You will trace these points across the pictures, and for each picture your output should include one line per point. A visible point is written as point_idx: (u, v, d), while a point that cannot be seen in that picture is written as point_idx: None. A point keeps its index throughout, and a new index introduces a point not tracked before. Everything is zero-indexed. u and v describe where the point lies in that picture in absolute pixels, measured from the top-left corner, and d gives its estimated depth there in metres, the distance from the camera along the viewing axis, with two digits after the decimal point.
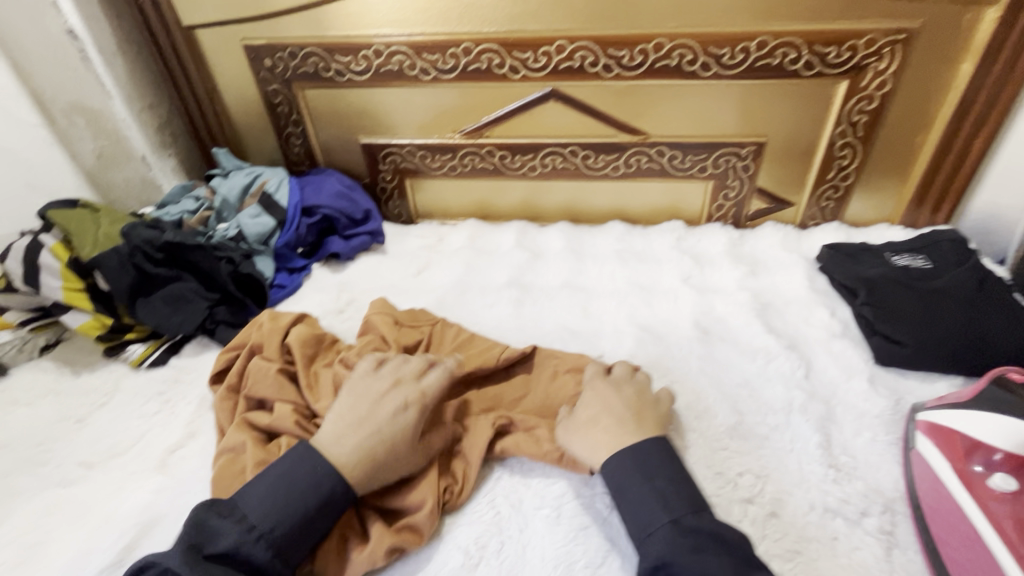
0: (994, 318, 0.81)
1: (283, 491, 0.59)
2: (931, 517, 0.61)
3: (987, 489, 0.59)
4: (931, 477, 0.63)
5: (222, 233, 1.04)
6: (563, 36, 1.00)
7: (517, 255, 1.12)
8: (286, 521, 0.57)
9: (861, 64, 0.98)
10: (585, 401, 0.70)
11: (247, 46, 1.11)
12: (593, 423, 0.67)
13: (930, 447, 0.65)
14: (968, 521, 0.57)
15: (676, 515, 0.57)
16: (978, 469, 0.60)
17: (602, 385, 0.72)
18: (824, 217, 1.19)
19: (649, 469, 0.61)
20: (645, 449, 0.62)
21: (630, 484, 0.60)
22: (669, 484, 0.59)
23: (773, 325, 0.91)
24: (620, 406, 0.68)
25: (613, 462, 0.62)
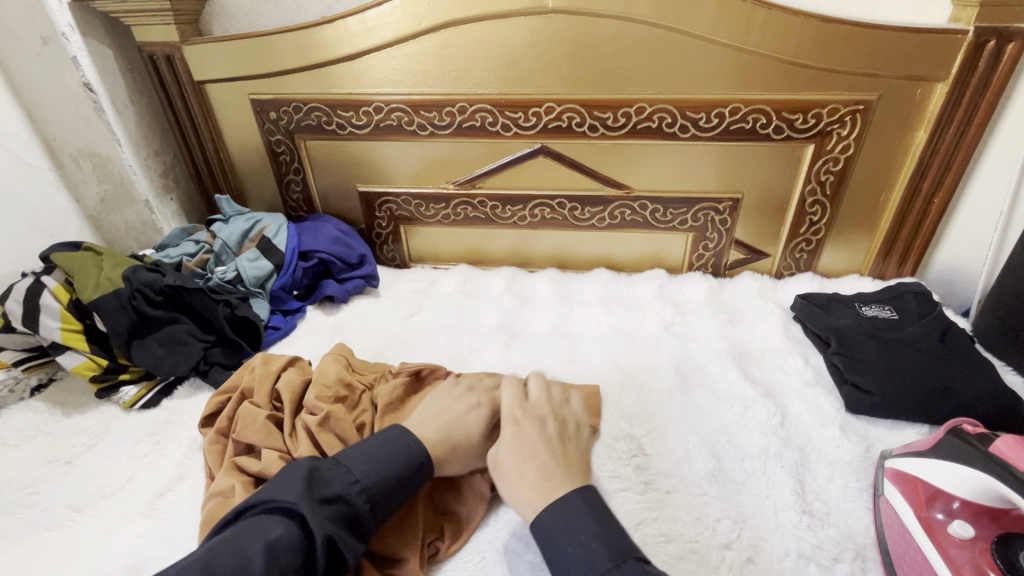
0: (955, 369, 0.86)
1: (380, 456, 0.64)
2: (899, 563, 0.63)
3: (948, 536, 0.62)
4: (898, 523, 0.66)
5: (220, 276, 1.07)
6: (551, 99, 1.08)
7: (506, 300, 1.16)
8: (383, 480, 0.62)
9: (825, 129, 1.06)
10: (507, 446, 0.68)
11: (254, 100, 1.17)
12: (522, 469, 0.65)
13: (896, 494, 0.69)
14: (934, 567, 0.60)
15: (616, 561, 0.53)
16: (939, 516, 0.65)
17: (522, 420, 0.72)
18: (797, 268, 1.26)
19: (578, 520, 0.58)
20: (574, 506, 0.59)
21: (561, 539, 0.57)
22: (596, 533, 0.56)
23: (750, 372, 0.96)
24: (544, 453, 0.67)
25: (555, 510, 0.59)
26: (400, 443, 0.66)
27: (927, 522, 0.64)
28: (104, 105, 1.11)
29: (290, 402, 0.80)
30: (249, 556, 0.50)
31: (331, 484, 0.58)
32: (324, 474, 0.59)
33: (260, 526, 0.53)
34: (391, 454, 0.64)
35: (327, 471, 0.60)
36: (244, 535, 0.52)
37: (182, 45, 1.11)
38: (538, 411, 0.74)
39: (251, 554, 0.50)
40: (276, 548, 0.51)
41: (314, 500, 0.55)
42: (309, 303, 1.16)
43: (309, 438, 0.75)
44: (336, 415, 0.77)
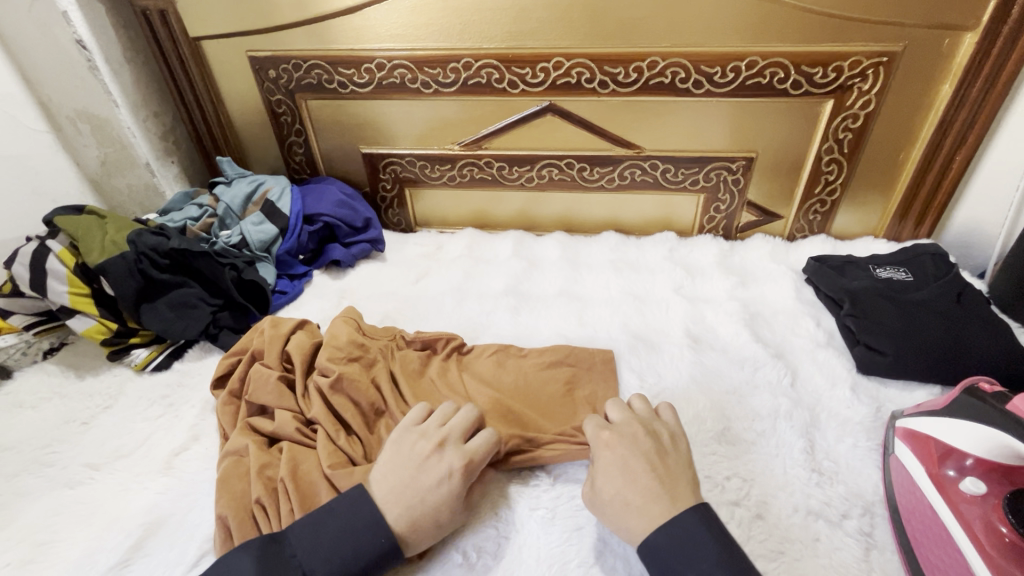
0: (969, 330, 0.85)
1: (340, 536, 0.57)
2: (907, 518, 0.65)
3: (959, 492, 0.62)
4: (907, 481, 0.67)
5: (225, 240, 1.06)
6: (560, 53, 1.04)
7: (514, 263, 1.15)
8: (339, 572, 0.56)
9: (845, 84, 1.02)
10: (602, 473, 0.63)
11: (252, 58, 1.13)
12: (624, 494, 0.60)
13: (907, 452, 0.69)
14: (942, 523, 0.61)
15: None
16: (950, 473, 0.64)
17: (609, 440, 0.65)
18: (811, 229, 1.23)
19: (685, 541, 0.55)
20: (689, 525, 0.55)
21: (677, 561, 0.54)
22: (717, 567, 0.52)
23: (760, 334, 0.95)
24: (647, 473, 0.61)
25: (659, 542, 0.55)
26: (360, 519, 0.59)
27: (940, 480, 0.64)
28: (98, 64, 1.06)
29: (301, 363, 0.80)
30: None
31: None
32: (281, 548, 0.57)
33: None
34: (353, 528, 0.58)
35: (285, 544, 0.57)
36: None
37: None
38: (628, 428, 0.66)
39: None
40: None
41: None
42: (315, 267, 1.15)
43: (323, 401, 0.76)
44: (348, 378, 0.78)
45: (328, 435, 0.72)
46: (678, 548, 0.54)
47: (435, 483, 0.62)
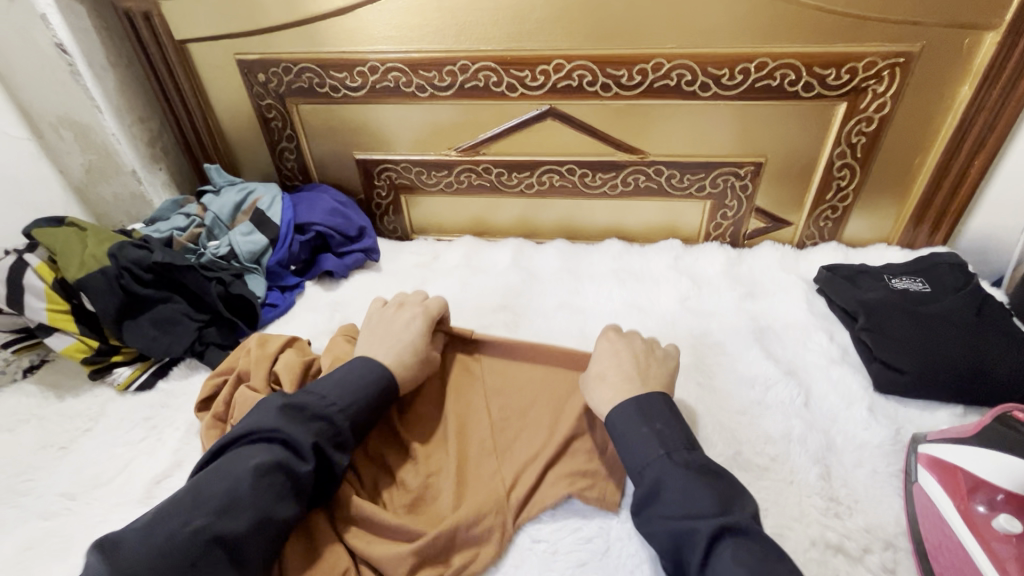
0: (992, 346, 0.80)
1: (352, 381, 0.66)
2: (935, 556, 0.60)
3: (991, 530, 0.58)
4: (934, 515, 0.63)
5: (213, 251, 1.02)
6: (560, 55, 0.99)
7: (513, 274, 1.11)
8: (360, 402, 0.64)
9: (860, 86, 0.98)
10: (597, 357, 0.73)
11: (240, 61, 1.09)
12: (608, 373, 0.70)
13: (932, 483, 0.65)
14: (972, 563, 0.57)
15: (667, 450, 0.60)
16: (981, 509, 0.60)
17: (614, 337, 0.74)
18: (821, 237, 1.18)
19: (653, 413, 0.63)
20: (656, 402, 0.64)
21: (629, 432, 0.62)
22: (666, 425, 0.62)
23: (771, 349, 0.91)
24: (628, 364, 0.70)
25: (619, 409, 0.64)
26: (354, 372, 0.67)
27: (969, 515, 0.60)
28: (80, 68, 1.03)
29: (290, 386, 0.76)
30: (235, 480, 0.53)
31: (310, 408, 0.61)
32: (299, 401, 0.61)
33: (250, 452, 0.56)
34: (366, 379, 0.67)
35: (309, 399, 0.62)
36: (228, 465, 0.55)
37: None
38: (633, 334, 0.76)
39: (238, 476, 0.54)
40: (259, 471, 0.54)
41: (294, 422, 0.59)
42: (307, 279, 1.11)
43: None
44: None
45: None
46: (628, 422, 0.63)
47: (406, 325, 0.78)
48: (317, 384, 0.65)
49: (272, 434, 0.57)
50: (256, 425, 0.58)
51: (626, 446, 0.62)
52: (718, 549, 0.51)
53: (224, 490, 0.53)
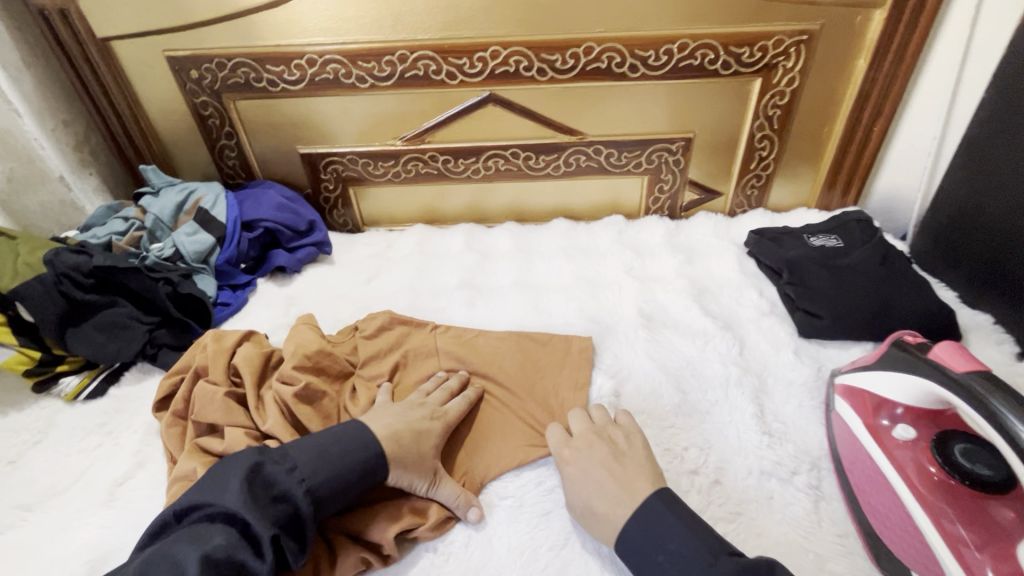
0: (895, 288, 0.91)
1: (333, 455, 0.62)
2: (849, 469, 0.69)
3: (893, 439, 0.68)
4: (848, 434, 0.71)
5: (157, 254, 1.00)
6: (496, 43, 1.03)
7: (466, 257, 1.14)
8: (331, 480, 0.61)
9: (771, 63, 1.07)
10: (571, 485, 0.67)
11: (170, 58, 1.06)
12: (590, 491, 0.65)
13: (846, 408, 0.73)
14: (880, 470, 0.66)
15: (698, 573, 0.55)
16: (885, 422, 0.69)
17: (570, 455, 0.69)
18: (749, 205, 1.28)
19: (659, 533, 0.59)
20: (651, 512, 0.60)
21: (647, 548, 0.59)
22: (681, 540, 0.58)
23: (709, 308, 0.98)
24: (602, 472, 0.66)
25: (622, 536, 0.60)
26: (358, 443, 0.64)
27: (876, 432, 0.68)
28: None
29: (250, 377, 0.77)
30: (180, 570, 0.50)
31: (277, 482, 0.58)
32: (267, 475, 0.58)
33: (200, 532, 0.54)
34: (350, 447, 0.64)
35: (278, 469, 0.59)
36: (184, 540, 0.53)
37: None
38: (605, 426, 0.72)
39: (182, 558, 0.51)
40: (212, 558, 0.51)
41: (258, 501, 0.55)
42: (259, 276, 1.10)
43: (280, 411, 0.74)
44: (315, 387, 0.77)
45: None
46: (647, 538, 0.59)
47: (420, 418, 0.72)
48: (289, 450, 0.61)
49: (233, 515, 0.54)
50: (219, 499, 0.56)
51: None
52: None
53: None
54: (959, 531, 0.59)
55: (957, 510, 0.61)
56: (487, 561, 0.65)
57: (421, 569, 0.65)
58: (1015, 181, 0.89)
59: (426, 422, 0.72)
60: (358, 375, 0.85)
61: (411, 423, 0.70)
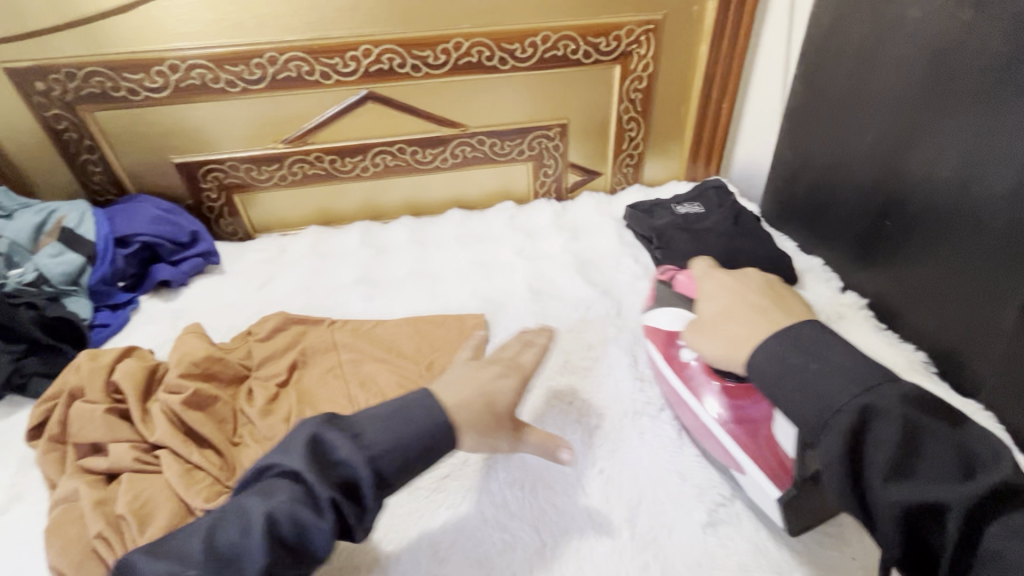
0: (743, 242, 1.06)
1: (395, 423, 0.52)
2: (669, 398, 0.79)
3: (682, 361, 0.75)
4: (659, 369, 0.80)
5: (16, 279, 0.93)
6: (366, 41, 1.05)
7: (362, 253, 1.16)
8: (395, 452, 0.51)
9: (626, 51, 1.17)
10: (706, 299, 0.67)
11: (9, 70, 0.99)
12: (737, 307, 0.62)
13: (650, 345, 0.82)
14: (680, 392, 0.74)
15: (861, 389, 0.46)
16: (676, 348, 0.77)
17: (708, 288, 0.69)
18: (627, 182, 1.40)
19: (819, 347, 0.51)
20: (810, 333, 0.52)
21: (785, 381, 0.51)
22: (837, 360, 0.49)
23: (592, 278, 1.07)
24: (752, 295, 0.63)
25: (764, 347, 0.53)
26: (427, 416, 0.54)
27: (671, 361, 0.76)
28: None
29: (133, 391, 0.75)
30: (248, 536, 0.46)
31: (339, 447, 0.50)
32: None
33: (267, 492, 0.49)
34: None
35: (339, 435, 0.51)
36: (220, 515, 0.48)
37: None
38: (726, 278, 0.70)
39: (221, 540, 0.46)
40: (281, 521, 0.46)
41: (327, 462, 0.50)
42: (142, 293, 1.06)
43: (169, 419, 0.73)
44: (205, 393, 0.77)
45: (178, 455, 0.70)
46: (785, 361, 0.51)
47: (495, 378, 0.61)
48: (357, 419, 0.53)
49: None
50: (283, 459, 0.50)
51: (803, 395, 0.49)
52: (936, 501, 0.42)
53: (230, 545, 0.46)
54: (751, 418, 0.66)
55: (744, 403, 0.67)
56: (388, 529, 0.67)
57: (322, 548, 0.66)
58: (833, 139, 1.04)
59: (498, 381, 0.61)
60: (253, 377, 0.85)
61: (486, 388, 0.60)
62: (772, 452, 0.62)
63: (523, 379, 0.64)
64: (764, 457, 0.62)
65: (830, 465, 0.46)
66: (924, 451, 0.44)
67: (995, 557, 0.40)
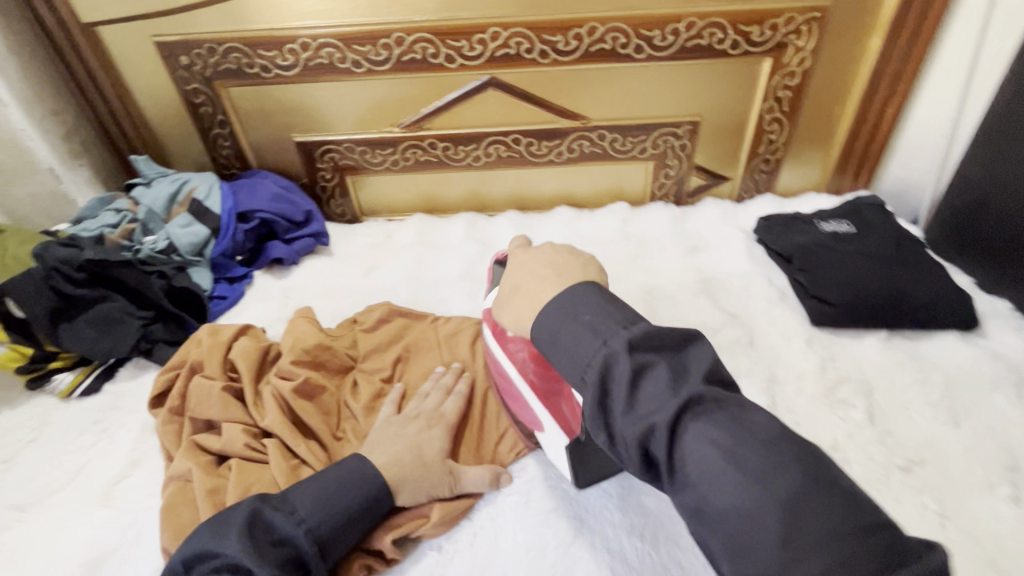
0: (910, 274, 0.89)
1: (333, 493, 0.58)
2: (499, 380, 0.76)
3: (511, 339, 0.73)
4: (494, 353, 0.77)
5: (150, 246, 0.98)
6: (496, 24, 0.99)
7: (468, 247, 1.11)
8: (333, 519, 0.57)
9: (781, 41, 1.03)
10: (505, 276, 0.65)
11: (159, 44, 1.03)
12: (525, 283, 0.60)
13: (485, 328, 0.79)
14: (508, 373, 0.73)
15: (606, 339, 0.48)
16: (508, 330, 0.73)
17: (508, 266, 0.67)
18: (757, 190, 1.25)
19: (579, 307, 0.52)
20: (577, 293, 0.53)
21: (564, 337, 0.51)
22: (598, 315, 0.51)
23: (718, 299, 0.96)
24: (542, 268, 0.61)
25: (543, 315, 0.54)
26: (350, 476, 0.60)
27: (496, 334, 0.75)
28: None
29: (248, 372, 0.75)
30: None
31: (278, 527, 0.55)
32: (267, 517, 0.55)
33: None
34: (346, 487, 0.59)
35: (278, 514, 0.55)
36: None
37: None
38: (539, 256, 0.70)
39: None
40: None
41: (261, 546, 0.52)
42: (256, 268, 1.07)
43: (280, 406, 0.72)
44: (315, 382, 0.76)
45: (287, 445, 0.69)
46: (560, 329, 0.52)
47: (419, 431, 0.69)
48: (289, 493, 0.57)
49: (235, 563, 0.50)
50: (220, 550, 0.52)
51: (563, 355, 0.51)
52: (701, 408, 0.43)
53: None
54: (560, 383, 0.67)
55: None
56: (492, 560, 0.63)
57: (423, 568, 0.63)
58: None
59: (425, 432, 0.69)
60: (359, 368, 0.83)
61: (415, 443, 0.67)
62: (589, 425, 0.63)
63: (448, 428, 0.71)
64: (563, 414, 0.65)
65: (591, 409, 0.47)
66: (638, 387, 0.45)
67: (772, 461, 0.39)
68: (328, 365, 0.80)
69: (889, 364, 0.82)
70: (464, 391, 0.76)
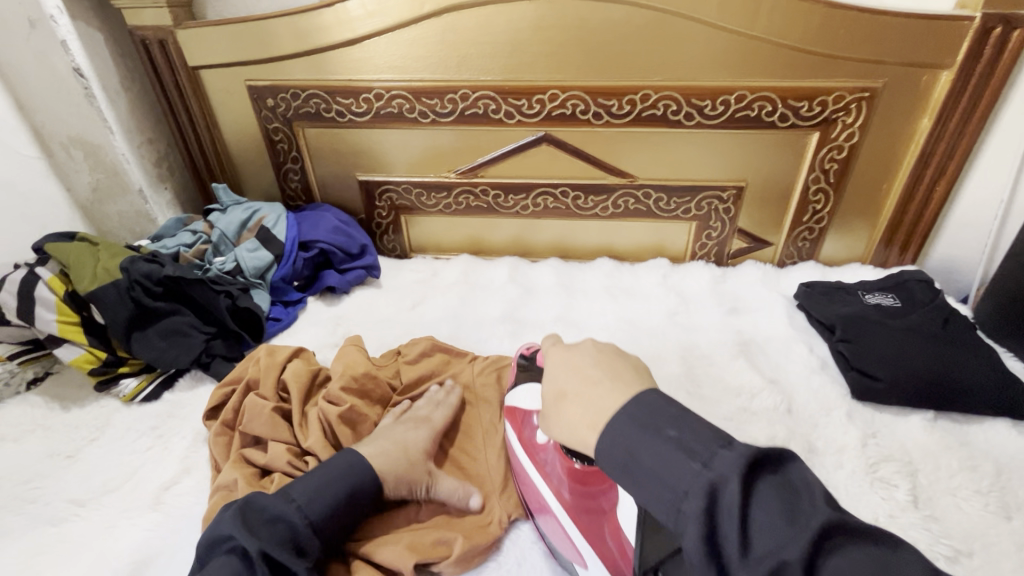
0: (958, 355, 0.87)
1: (321, 479, 0.61)
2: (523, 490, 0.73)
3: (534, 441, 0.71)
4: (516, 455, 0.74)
5: (219, 267, 1.05)
6: (555, 86, 1.06)
7: (510, 290, 1.16)
8: (324, 496, 0.60)
9: (830, 117, 1.06)
10: (551, 376, 0.60)
11: (251, 87, 1.14)
12: (572, 389, 0.55)
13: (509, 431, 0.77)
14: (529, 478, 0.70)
15: (704, 461, 0.42)
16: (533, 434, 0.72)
17: (557, 354, 0.62)
18: (800, 256, 1.25)
19: (659, 423, 0.46)
20: (645, 402, 0.49)
21: (639, 459, 0.45)
22: (683, 428, 0.45)
23: (756, 362, 0.96)
24: (591, 367, 0.56)
25: (611, 430, 0.48)
26: (341, 462, 0.65)
27: (527, 446, 0.72)
28: (95, 91, 1.07)
29: (298, 392, 0.80)
30: None
31: (269, 507, 0.57)
32: (261, 502, 0.57)
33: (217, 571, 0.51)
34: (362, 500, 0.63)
35: (269, 498, 0.58)
36: None
37: (176, 29, 1.08)
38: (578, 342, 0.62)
39: None
40: None
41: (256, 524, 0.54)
42: (309, 294, 1.14)
43: (323, 428, 0.76)
44: (359, 410, 0.79)
45: None
46: (632, 450, 0.46)
47: (407, 433, 0.74)
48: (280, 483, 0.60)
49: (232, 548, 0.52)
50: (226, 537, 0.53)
51: (647, 480, 0.44)
52: None
53: None
54: (601, 504, 0.63)
55: (597, 481, 0.65)
56: None
57: None
58: None
59: (423, 443, 0.73)
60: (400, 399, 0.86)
61: None
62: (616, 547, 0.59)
63: None
64: (608, 547, 0.59)
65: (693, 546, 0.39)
66: (750, 520, 0.38)
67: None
68: (372, 395, 0.84)
69: (935, 445, 0.81)
70: (454, 403, 0.83)
